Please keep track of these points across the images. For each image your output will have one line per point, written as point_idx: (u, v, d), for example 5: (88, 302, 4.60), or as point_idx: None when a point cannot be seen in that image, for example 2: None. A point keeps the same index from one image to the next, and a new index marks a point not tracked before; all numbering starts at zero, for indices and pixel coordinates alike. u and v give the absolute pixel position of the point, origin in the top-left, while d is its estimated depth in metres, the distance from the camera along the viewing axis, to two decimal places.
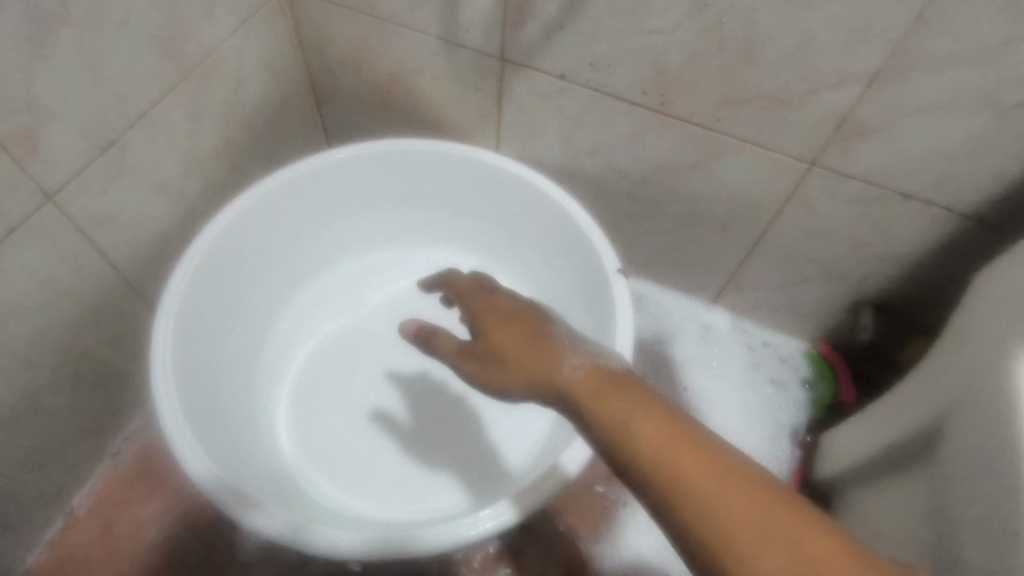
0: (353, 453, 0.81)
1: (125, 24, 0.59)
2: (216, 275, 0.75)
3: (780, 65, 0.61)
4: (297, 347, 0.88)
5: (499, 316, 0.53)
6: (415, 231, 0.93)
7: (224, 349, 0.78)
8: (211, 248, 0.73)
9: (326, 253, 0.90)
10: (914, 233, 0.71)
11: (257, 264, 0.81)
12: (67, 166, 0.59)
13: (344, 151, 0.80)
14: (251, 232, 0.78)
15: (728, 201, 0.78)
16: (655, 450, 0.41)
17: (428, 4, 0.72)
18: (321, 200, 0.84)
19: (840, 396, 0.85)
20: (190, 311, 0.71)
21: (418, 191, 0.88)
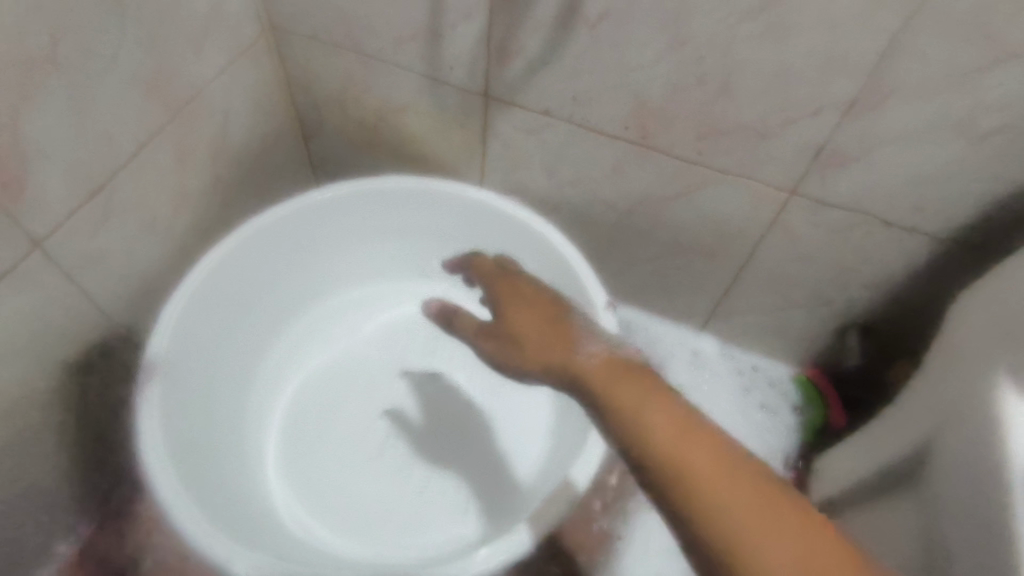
0: (341, 493, 0.80)
1: (115, 65, 0.60)
2: (205, 315, 0.74)
3: (757, 97, 0.63)
4: (289, 380, 0.87)
5: (519, 301, 0.58)
6: (408, 263, 0.93)
7: (211, 389, 0.77)
8: (199, 290, 0.72)
9: (318, 286, 0.90)
10: (894, 257, 0.72)
11: (246, 301, 0.81)
12: (55, 207, 0.59)
13: (333, 189, 0.81)
14: (239, 270, 0.78)
15: (712, 228, 0.79)
16: (664, 445, 0.44)
17: (414, 44, 0.73)
18: (312, 235, 0.84)
19: (830, 418, 0.86)
20: (177, 353, 0.70)
21: (407, 226, 0.88)
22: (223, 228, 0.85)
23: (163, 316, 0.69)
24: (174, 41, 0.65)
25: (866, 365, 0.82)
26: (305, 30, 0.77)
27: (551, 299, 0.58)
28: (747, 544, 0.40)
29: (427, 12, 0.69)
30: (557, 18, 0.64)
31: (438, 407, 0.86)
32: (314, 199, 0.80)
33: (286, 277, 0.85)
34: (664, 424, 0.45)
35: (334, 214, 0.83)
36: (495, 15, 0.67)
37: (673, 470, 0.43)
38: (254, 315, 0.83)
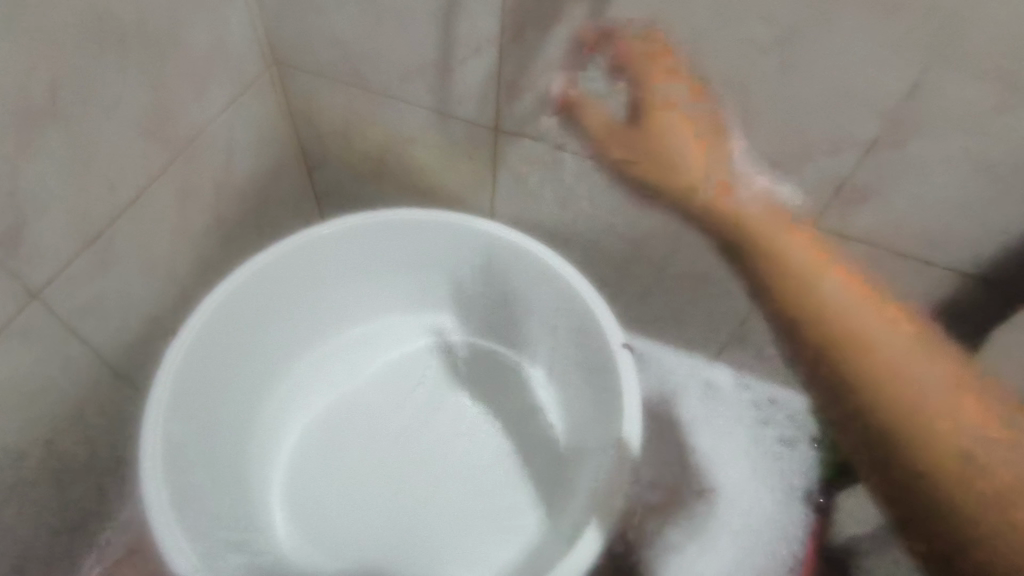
0: (349, 536, 0.78)
1: (116, 109, 0.58)
2: (207, 360, 0.72)
3: (774, 133, 0.62)
4: (296, 421, 0.85)
5: (666, 76, 0.52)
6: (416, 295, 0.91)
7: (215, 435, 0.75)
8: (200, 336, 0.70)
9: (323, 323, 0.88)
10: (916, 291, 0.71)
11: (249, 341, 0.79)
12: (54, 257, 0.58)
13: (334, 224, 0.79)
14: (242, 310, 0.76)
15: (728, 261, 0.78)
16: (886, 353, 0.39)
17: (420, 77, 0.72)
18: (316, 271, 0.82)
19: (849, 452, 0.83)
20: (179, 401, 0.68)
21: (413, 258, 0.86)
22: (226, 264, 0.83)
23: (165, 363, 0.67)
24: (176, 82, 0.64)
25: None
26: (309, 64, 0.76)
27: (709, 124, 0.49)
28: (921, 401, 0.37)
29: (434, 47, 0.68)
30: (567, 54, 0.63)
31: (458, 430, 0.84)
32: (317, 233, 0.78)
33: (289, 315, 0.83)
34: (886, 333, 0.40)
35: (337, 248, 0.81)
36: (503, 50, 0.65)
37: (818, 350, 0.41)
38: (256, 356, 0.81)
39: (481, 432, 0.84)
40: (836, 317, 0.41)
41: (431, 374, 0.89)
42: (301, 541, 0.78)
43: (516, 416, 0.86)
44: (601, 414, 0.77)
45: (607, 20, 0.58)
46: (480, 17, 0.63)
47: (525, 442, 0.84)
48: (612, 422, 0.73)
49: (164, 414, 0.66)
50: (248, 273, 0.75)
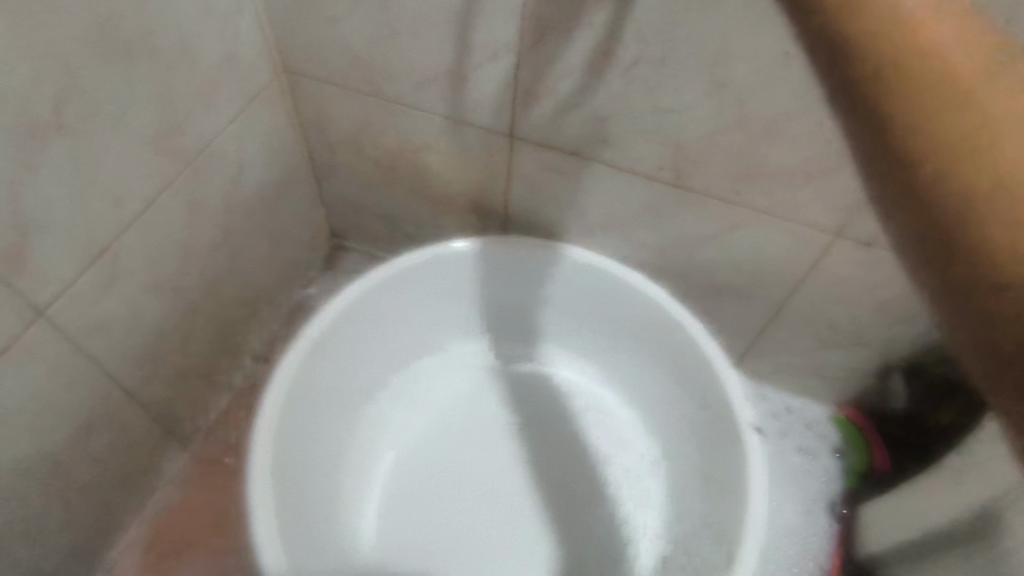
0: (436, 551, 0.80)
1: (123, 123, 0.56)
2: (301, 403, 0.74)
3: (803, 141, 0.60)
4: (386, 450, 0.85)
5: None
6: (499, 319, 0.92)
7: (310, 475, 0.77)
8: (295, 380, 0.72)
9: (402, 352, 0.89)
10: None
11: (352, 356, 0.82)
12: (59, 275, 0.56)
13: (409, 259, 0.80)
14: (347, 328, 0.79)
15: (749, 270, 0.76)
16: (976, 104, 0.19)
17: (434, 85, 0.70)
18: (395, 304, 0.83)
19: (874, 463, 0.82)
20: (290, 412, 0.72)
21: (523, 291, 0.87)
22: (234, 276, 0.81)
23: (264, 412, 0.68)
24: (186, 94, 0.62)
25: (914, 410, 0.78)
26: (319, 72, 0.74)
27: None
28: None
29: (449, 54, 0.66)
30: (588, 61, 0.61)
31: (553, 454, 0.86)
32: (396, 267, 0.80)
33: (370, 348, 0.84)
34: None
35: (416, 279, 0.82)
36: (521, 58, 0.63)
37: (918, 162, 0.19)
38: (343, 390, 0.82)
39: (576, 453, 0.86)
40: (913, 96, 0.20)
41: (521, 397, 0.90)
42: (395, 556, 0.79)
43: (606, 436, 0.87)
44: (709, 441, 0.77)
45: (631, 26, 0.56)
46: (498, 25, 0.61)
47: (621, 462, 0.86)
48: (723, 447, 0.74)
49: (276, 425, 0.69)
50: (331, 313, 0.76)
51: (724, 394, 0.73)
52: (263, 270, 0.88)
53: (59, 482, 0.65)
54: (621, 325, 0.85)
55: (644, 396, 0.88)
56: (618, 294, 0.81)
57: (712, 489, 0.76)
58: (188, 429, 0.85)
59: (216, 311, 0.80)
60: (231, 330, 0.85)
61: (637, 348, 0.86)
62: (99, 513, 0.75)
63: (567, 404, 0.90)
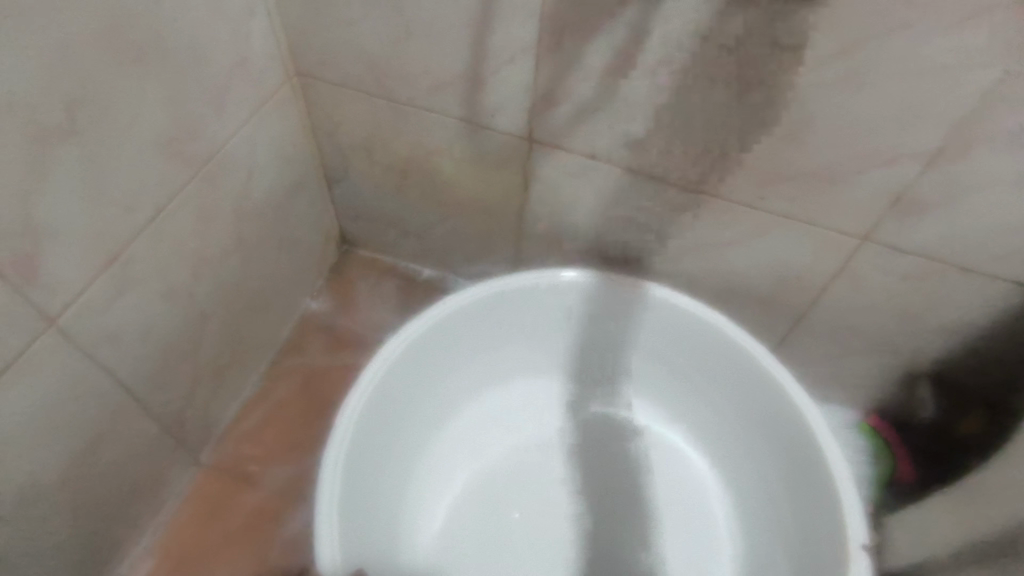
0: None
1: (134, 128, 0.55)
2: (366, 444, 0.71)
3: (831, 143, 0.58)
4: (447, 496, 0.80)
5: None
6: (555, 355, 0.88)
7: (373, 521, 0.72)
8: (361, 419, 0.69)
9: (462, 391, 0.85)
10: (977, 309, 0.67)
11: (410, 399, 0.78)
12: (68, 285, 0.54)
13: (471, 292, 0.78)
14: (405, 370, 0.76)
15: (771, 275, 0.74)
16: None
17: (450, 89, 0.69)
18: (454, 339, 0.80)
19: (897, 472, 0.80)
20: (353, 461, 0.68)
21: (581, 321, 0.84)
22: (245, 284, 0.80)
23: (331, 452, 0.65)
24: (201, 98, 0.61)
25: (940, 418, 0.76)
26: (331, 76, 0.72)
27: None
28: None
29: (466, 57, 0.64)
30: (609, 63, 0.59)
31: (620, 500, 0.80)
32: (460, 300, 0.77)
33: (429, 386, 0.81)
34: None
35: (477, 312, 0.80)
36: (539, 60, 0.62)
37: None
38: (403, 431, 0.78)
39: (645, 493, 0.81)
40: None
41: (585, 438, 0.85)
42: None
43: (676, 482, 0.82)
44: (796, 484, 0.72)
45: (655, 26, 0.55)
46: (516, 26, 0.60)
47: (695, 511, 0.80)
48: (815, 491, 0.69)
49: (342, 473, 0.65)
50: (396, 349, 0.73)
51: (805, 426, 0.70)
52: (274, 277, 0.86)
53: (68, 496, 0.64)
54: (689, 362, 0.81)
55: (710, 435, 0.83)
56: (680, 322, 0.78)
57: (805, 533, 0.70)
58: (199, 440, 0.83)
59: (227, 319, 0.78)
60: (242, 338, 0.84)
61: (707, 387, 0.81)
62: (108, 527, 0.73)
63: (631, 447, 0.84)
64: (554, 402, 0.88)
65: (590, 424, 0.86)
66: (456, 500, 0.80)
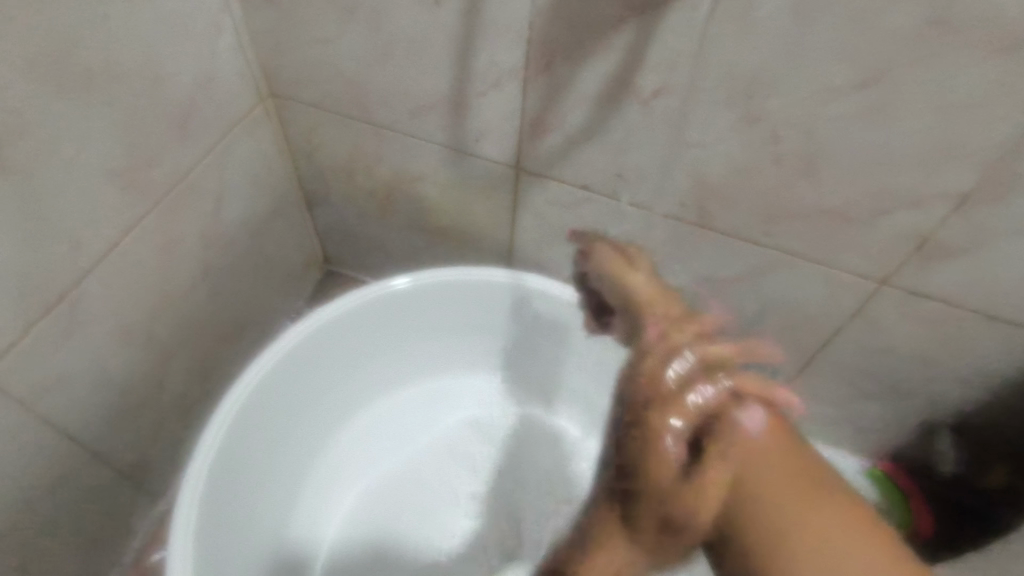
0: None
1: (80, 160, 0.50)
2: (251, 436, 0.70)
3: (848, 181, 0.53)
4: (350, 489, 0.81)
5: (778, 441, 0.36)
6: (470, 354, 0.87)
7: (256, 510, 0.72)
8: (243, 413, 0.68)
9: (374, 385, 0.84)
10: (1006, 358, 0.61)
11: (309, 392, 0.77)
12: (6, 331, 0.49)
13: (377, 289, 0.76)
14: (303, 364, 0.74)
15: (780, 315, 0.69)
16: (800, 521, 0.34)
17: (433, 112, 0.64)
18: (362, 335, 0.78)
19: (915, 525, 0.74)
20: (228, 456, 0.66)
21: (494, 323, 0.83)
22: (215, 314, 0.75)
23: (202, 445, 0.63)
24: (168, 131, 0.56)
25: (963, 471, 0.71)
26: (307, 97, 0.68)
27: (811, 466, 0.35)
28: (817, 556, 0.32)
29: (450, 79, 0.59)
30: (606, 89, 0.54)
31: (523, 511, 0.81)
32: (365, 293, 0.75)
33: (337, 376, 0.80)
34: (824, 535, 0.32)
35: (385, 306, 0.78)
36: (528, 83, 0.57)
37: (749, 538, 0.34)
38: (304, 423, 0.78)
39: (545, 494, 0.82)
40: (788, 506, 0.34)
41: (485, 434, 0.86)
42: None
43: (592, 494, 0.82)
44: None
45: (653, 51, 0.50)
46: (502, 47, 0.55)
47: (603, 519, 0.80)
48: None
49: (210, 469, 0.64)
50: (290, 343, 0.71)
51: None
52: (249, 306, 0.81)
53: (12, 552, 0.59)
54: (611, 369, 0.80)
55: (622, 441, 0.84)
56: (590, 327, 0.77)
57: None
58: (168, 478, 0.78)
59: (194, 353, 0.74)
60: (215, 369, 0.79)
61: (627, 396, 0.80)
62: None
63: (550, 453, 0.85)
64: (464, 398, 0.88)
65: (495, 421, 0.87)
66: (357, 493, 0.81)
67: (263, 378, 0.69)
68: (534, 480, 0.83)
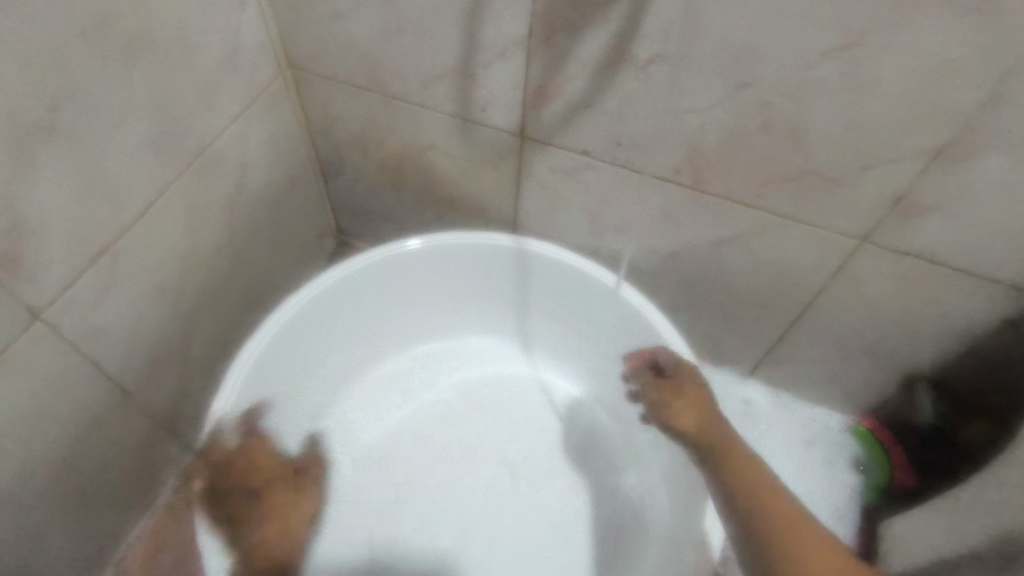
0: (388, 531, 0.82)
1: (120, 125, 0.55)
2: (259, 398, 0.74)
3: (829, 144, 0.57)
4: (355, 443, 0.86)
5: None
6: (467, 317, 0.92)
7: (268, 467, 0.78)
8: (251, 373, 0.72)
9: (375, 346, 0.89)
10: (979, 311, 0.65)
11: (316, 350, 0.82)
12: (55, 280, 0.54)
13: (381, 253, 0.80)
14: (311, 322, 0.78)
15: (768, 276, 0.73)
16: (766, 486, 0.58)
17: (442, 84, 0.68)
18: (366, 297, 0.83)
19: (897, 477, 0.79)
20: (243, 407, 0.71)
21: (489, 287, 0.88)
22: (238, 276, 0.79)
23: (217, 404, 0.68)
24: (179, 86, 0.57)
25: (940, 423, 0.74)
26: (324, 70, 0.72)
27: None
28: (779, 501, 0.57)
29: (459, 51, 0.63)
30: (605, 59, 0.58)
31: (528, 483, 0.85)
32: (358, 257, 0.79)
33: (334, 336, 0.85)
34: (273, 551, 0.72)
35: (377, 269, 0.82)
36: (533, 54, 0.60)
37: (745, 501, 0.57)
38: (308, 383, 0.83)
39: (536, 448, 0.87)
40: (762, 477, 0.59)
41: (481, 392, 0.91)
42: (339, 534, 0.82)
43: (581, 446, 0.87)
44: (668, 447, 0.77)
45: (649, 21, 0.54)
46: (508, 19, 0.58)
47: (602, 469, 0.85)
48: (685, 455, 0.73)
49: (228, 417, 0.69)
50: (300, 302, 0.76)
51: None
52: (268, 272, 0.86)
53: (55, 488, 0.64)
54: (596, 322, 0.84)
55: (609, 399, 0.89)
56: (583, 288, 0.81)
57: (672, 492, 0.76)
58: None
59: (218, 313, 0.78)
60: (236, 331, 0.84)
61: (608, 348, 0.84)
62: (101, 515, 0.74)
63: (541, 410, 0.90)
64: (463, 359, 0.93)
65: (490, 381, 0.92)
66: (363, 448, 0.86)
67: (275, 334, 0.74)
68: (531, 433, 0.88)
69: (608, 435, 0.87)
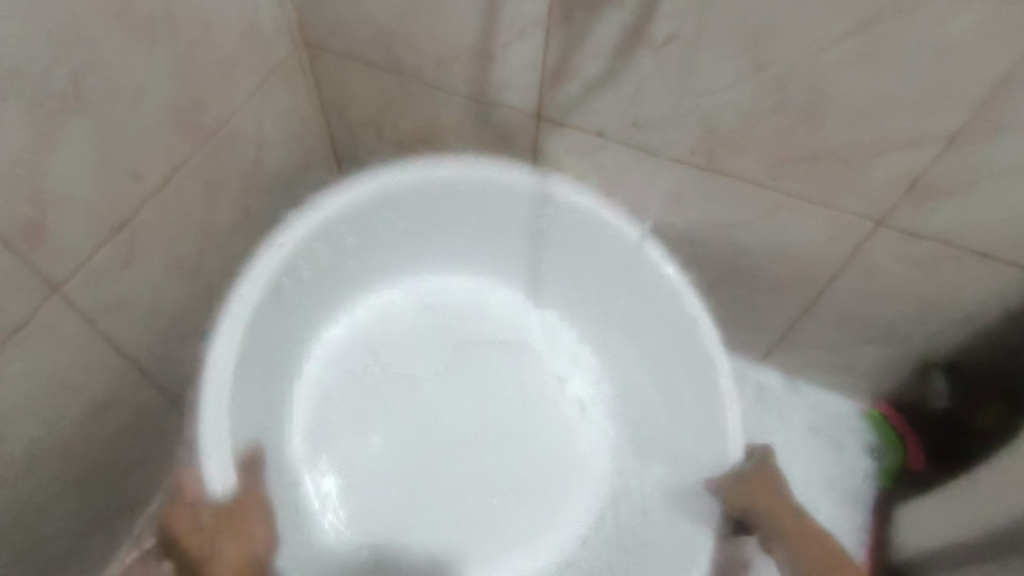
0: (386, 479, 0.83)
1: (139, 100, 0.55)
2: (257, 337, 0.71)
3: (846, 125, 0.57)
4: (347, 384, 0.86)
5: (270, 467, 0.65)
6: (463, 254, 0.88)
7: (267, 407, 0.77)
8: (246, 326, 0.68)
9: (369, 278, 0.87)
10: (995, 296, 0.65)
11: (310, 285, 0.78)
12: (74, 254, 0.54)
13: (379, 182, 0.74)
14: (306, 259, 0.74)
15: (783, 259, 0.73)
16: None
17: (458, 64, 0.68)
18: (362, 232, 0.79)
19: (909, 463, 0.79)
20: (244, 347, 0.69)
21: (492, 229, 0.83)
22: None
23: (215, 360, 0.64)
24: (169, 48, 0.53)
25: (953, 408, 0.74)
26: (339, 50, 0.72)
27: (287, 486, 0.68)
28: None
29: (476, 31, 0.63)
30: (623, 37, 0.58)
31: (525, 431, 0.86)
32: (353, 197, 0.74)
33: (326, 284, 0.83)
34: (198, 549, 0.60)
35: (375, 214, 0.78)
36: (552, 34, 0.60)
37: None
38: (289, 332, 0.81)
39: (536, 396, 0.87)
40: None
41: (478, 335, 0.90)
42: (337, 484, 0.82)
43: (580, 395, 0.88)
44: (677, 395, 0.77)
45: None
46: None
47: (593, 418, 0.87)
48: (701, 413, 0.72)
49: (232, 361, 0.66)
50: (292, 240, 0.71)
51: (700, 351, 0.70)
52: None
53: (72, 461, 0.64)
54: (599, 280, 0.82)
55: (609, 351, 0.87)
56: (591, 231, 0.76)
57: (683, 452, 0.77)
58: None
59: None
60: None
61: (625, 309, 0.81)
62: (116, 491, 0.74)
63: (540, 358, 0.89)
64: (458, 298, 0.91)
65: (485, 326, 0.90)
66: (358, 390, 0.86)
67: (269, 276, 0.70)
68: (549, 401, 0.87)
69: (626, 401, 0.86)
